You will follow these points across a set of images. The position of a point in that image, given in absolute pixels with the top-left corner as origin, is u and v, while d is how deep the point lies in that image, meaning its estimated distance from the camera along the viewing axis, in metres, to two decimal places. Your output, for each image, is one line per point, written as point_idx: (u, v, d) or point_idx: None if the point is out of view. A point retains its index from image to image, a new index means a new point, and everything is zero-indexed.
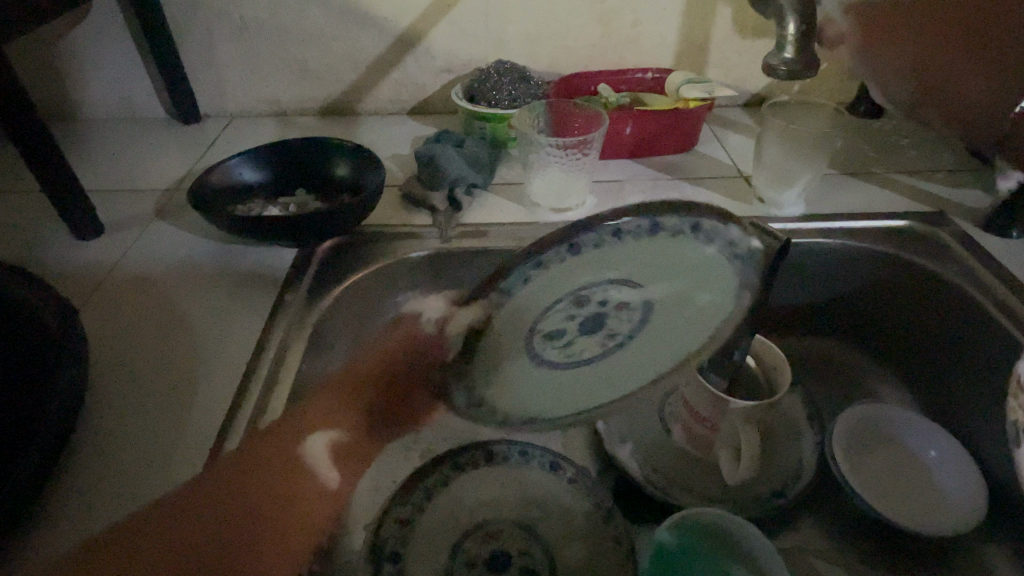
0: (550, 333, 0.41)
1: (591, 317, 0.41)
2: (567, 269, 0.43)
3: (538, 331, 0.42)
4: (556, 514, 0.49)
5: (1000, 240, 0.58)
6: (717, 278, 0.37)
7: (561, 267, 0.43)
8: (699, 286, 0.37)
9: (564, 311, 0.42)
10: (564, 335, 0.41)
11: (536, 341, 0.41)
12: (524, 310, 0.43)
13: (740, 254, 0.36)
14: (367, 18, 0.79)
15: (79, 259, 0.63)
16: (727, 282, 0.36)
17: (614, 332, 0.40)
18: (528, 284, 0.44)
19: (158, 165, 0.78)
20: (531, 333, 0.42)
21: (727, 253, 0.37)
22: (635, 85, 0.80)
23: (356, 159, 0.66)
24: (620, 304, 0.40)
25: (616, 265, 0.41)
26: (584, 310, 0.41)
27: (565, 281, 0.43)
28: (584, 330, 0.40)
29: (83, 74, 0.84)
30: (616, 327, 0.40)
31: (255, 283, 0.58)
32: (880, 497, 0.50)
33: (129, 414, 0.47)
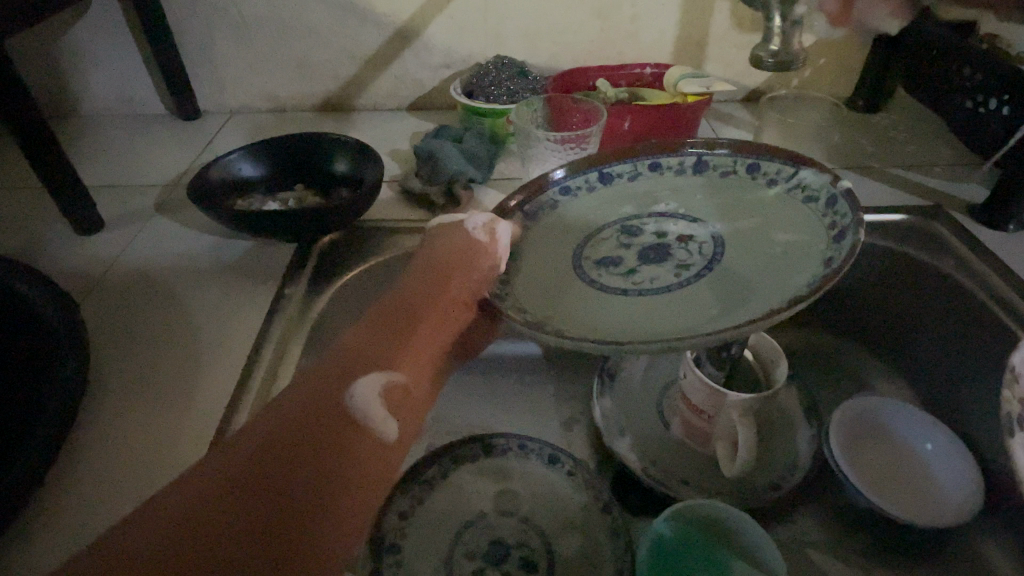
0: (605, 258, 0.45)
1: (648, 247, 0.45)
2: (614, 192, 0.50)
3: (591, 254, 0.45)
4: (554, 507, 0.49)
5: (996, 233, 0.58)
6: (786, 212, 0.43)
7: (592, 197, 0.50)
8: (771, 221, 0.43)
9: (617, 240, 0.46)
10: (625, 262, 0.44)
11: (593, 266, 0.44)
12: (566, 235, 0.47)
13: (808, 188, 0.42)
14: (366, 14, 0.79)
15: (82, 255, 0.63)
16: (792, 214, 0.42)
17: (683, 263, 0.43)
18: (573, 201, 0.50)
19: (159, 161, 0.78)
20: (586, 257, 0.45)
21: (789, 189, 0.44)
22: (634, 80, 0.80)
23: (355, 154, 0.66)
24: (680, 237, 0.45)
25: (660, 201, 0.48)
26: (639, 240, 0.46)
27: (608, 211, 0.49)
28: (648, 256, 0.45)
29: (84, 70, 0.85)
30: (681, 255, 0.44)
31: (257, 278, 0.59)
32: (875, 485, 0.50)
33: (131, 408, 0.47)
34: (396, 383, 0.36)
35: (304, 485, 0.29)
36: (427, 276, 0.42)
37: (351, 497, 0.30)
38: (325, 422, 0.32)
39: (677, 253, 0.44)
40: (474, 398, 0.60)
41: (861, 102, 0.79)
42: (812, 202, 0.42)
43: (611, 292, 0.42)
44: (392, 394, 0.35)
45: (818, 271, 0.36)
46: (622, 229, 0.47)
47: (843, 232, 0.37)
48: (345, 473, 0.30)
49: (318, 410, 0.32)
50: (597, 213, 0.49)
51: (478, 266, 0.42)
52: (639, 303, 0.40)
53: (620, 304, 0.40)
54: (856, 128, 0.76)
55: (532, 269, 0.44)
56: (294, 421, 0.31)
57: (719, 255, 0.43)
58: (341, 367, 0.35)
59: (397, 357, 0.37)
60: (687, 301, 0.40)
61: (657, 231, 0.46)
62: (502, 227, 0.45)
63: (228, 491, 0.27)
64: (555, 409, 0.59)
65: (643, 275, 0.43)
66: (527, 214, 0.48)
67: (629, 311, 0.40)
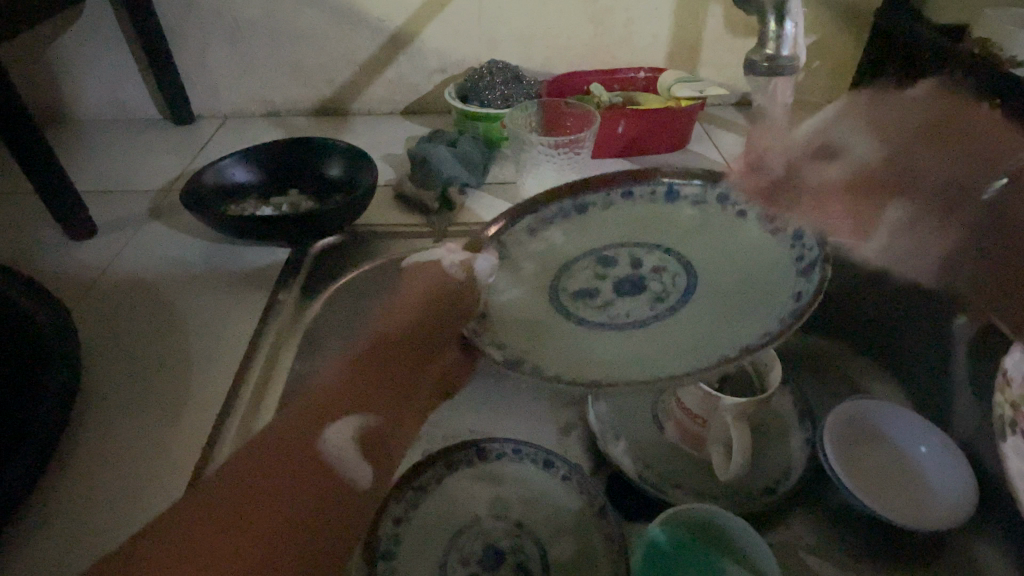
0: (580, 291, 0.44)
1: (624, 278, 0.45)
2: (586, 223, 0.49)
3: (566, 287, 0.45)
4: (549, 512, 0.49)
5: None
6: (758, 247, 0.44)
7: (566, 225, 0.49)
8: (742, 254, 0.44)
9: (591, 271, 0.45)
10: (601, 294, 0.44)
11: (569, 299, 0.43)
12: (545, 263, 0.47)
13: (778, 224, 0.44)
14: (361, 19, 0.79)
15: (73, 260, 0.63)
16: (764, 248, 0.43)
17: (660, 296, 0.43)
18: (546, 230, 0.49)
19: (153, 166, 0.78)
20: (563, 289, 0.44)
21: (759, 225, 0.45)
22: (628, 84, 0.80)
23: (348, 159, 0.66)
24: (654, 268, 0.45)
25: (631, 230, 0.48)
26: (616, 269, 0.45)
27: (582, 241, 0.48)
28: (625, 287, 0.44)
29: (77, 75, 0.84)
30: (656, 286, 0.43)
31: (250, 283, 0.59)
32: (871, 492, 0.50)
33: (122, 414, 0.47)
34: (372, 426, 0.37)
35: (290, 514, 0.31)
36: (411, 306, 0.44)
37: (313, 535, 0.31)
38: (298, 460, 0.33)
39: (654, 285, 0.44)
40: (470, 403, 0.60)
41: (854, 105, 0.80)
42: (779, 234, 0.44)
43: (590, 326, 0.41)
44: (366, 438, 0.36)
45: (793, 303, 0.37)
46: (599, 260, 0.46)
47: (811, 266, 0.38)
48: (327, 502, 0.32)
49: (288, 453, 0.33)
50: (570, 244, 0.48)
51: (460, 297, 0.43)
52: (622, 331, 0.40)
53: (600, 339, 0.40)
54: None
55: (514, 299, 0.44)
56: (267, 464, 0.33)
57: (693, 285, 0.43)
58: (317, 408, 0.36)
59: (375, 399, 0.38)
60: (670, 333, 0.39)
61: (634, 263, 0.45)
62: (480, 260, 0.45)
63: (190, 534, 0.30)
64: (551, 413, 0.59)
65: (620, 311, 0.42)
66: (503, 245, 0.48)
67: (609, 343, 0.39)
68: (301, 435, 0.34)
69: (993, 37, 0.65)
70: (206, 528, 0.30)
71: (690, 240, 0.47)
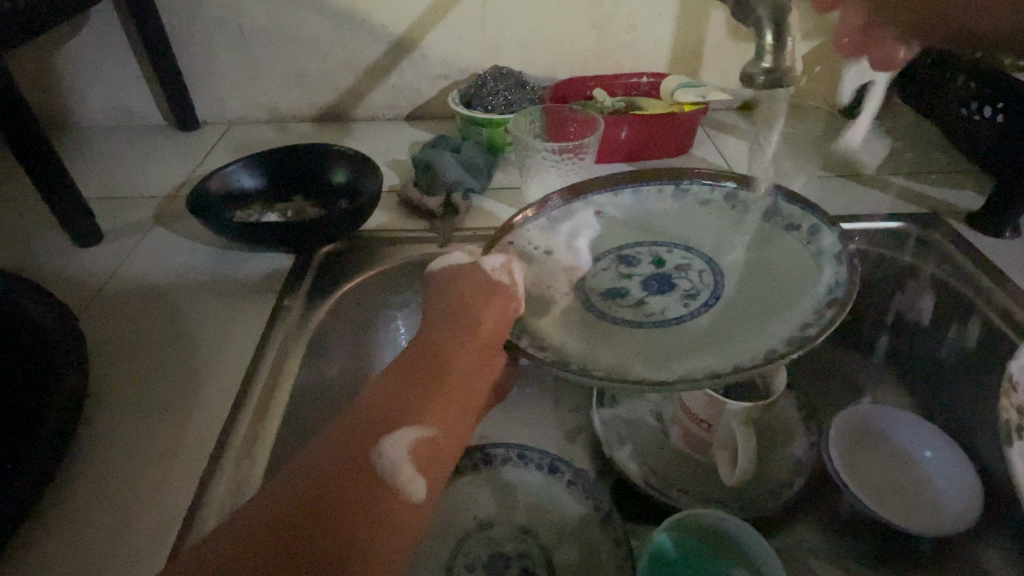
0: (611, 291, 0.48)
1: (650, 278, 0.49)
2: (604, 225, 0.53)
3: (599, 289, 0.48)
4: (554, 516, 0.49)
5: (994, 240, 0.60)
6: (766, 244, 0.49)
7: (586, 229, 0.53)
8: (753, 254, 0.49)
9: (618, 272, 0.50)
10: (632, 293, 0.48)
11: (604, 300, 0.47)
12: (573, 267, 0.50)
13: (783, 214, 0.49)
14: (364, 25, 0.79)
15: (80, 267, 0.63)
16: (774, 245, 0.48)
17: (688, 293, 0.47)
18: (567, 235, 0.52)
19: (159, 172, 0.78)
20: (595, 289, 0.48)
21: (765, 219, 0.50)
22: (630, 89, 0.80)
23: (354, 165, 0.66)
24: (678, 267, 0.50)
25: (648, 231, 0.53)
26: (642, 269, 0.50)
27: (602, 244, 0.52)
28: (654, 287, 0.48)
29: (82, 82, 0.85)
30: (684, 284, 0.48)
31: (256, 290, 0.59)
32: (877, 497, 0.50)
33: (129, 421, 0.47)
34: (428, 438, 0.36)
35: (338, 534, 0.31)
36: (453, 314, 0.42)
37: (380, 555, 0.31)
38: (345, 478, 0.33)
39: (682, 282, 0.48)
40: None
41: (857, 110, 0.81)
42: (793, 229, 0.48)
43: (628, 325, 0.45)
44: (420, 448, 0.35)
45: (821, 302, 0.41)
46: (626, 261, 0.51)
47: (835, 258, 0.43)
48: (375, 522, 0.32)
49: (340, 467, 0.33)
50: (592, 247, 0.52)
51: (499, 304, 0.43)
52: (656, 332, 0.44)
53: (644, 337, 0.44)
54: (852, 139, 0.77)
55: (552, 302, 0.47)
56: (311, 484, 0.32)
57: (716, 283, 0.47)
58: (369, 416, 0.36)
59: (423, 407, 0.37)
60: (705, 338, 0.42)
61: (659, 263, 0.50)
62: (516, 268, 0.46)
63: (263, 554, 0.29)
64: (556, 418, 0.59)
65: (655, 307, 0.46)
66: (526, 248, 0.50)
67: (650, 345, 0.43)
68: (356, 448, 0.34)
69: None
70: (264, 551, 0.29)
71: (704, 237, 0.51)
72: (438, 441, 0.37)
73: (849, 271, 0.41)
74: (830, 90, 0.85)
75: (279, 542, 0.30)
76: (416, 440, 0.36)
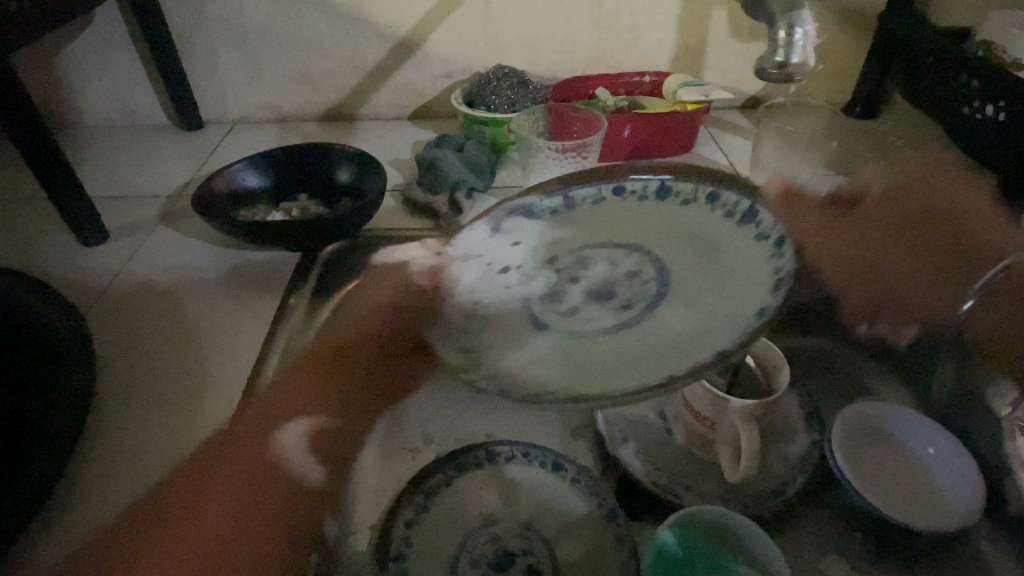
0: (553, 293, 0.48)
1: (598, 281, 0.48)
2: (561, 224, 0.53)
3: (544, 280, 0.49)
4: (558, 514, 0.49)
5: (995, 239, 0.60)
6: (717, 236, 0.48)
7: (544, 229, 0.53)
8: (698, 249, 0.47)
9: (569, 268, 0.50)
10: (574, 296, 0.47)
11: (545, 301, 0.47)
12: (522, 266, 0.51)
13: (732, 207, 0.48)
14: (367, 24, 0.80)
15: (85, 266, 0.64)
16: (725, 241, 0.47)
17: (629, 299, 0.46)
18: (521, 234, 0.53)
19: (163, 172, 0.78)
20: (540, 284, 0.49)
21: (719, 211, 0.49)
22: (633, 88, 0.80)
23: (357, 164, 0.66)
24: (631, 271, 0.48)
25: (608, 233, 0.52)
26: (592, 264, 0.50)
27: (558, 245, 0.52)
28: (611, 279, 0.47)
29: (86, 81, 0.85)
30: (630, 290, 0.47)
31: (261, 290, 0.59)
32: (881, 494, 0.50)
33: (136, 419, 0.47)
34: (318, 426, 0.48)
35: (231, 530, 0.40)
36: (378, 310, 0.55)
37: (278, 544, 0.42)
38: (259, 473, 0.43)
39: (627, 288, 0.47)
40: None
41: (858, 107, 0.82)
42: (761, 238, 0.46)
43: (560, 329, 0.44)
44: (313, 435, 0.47)
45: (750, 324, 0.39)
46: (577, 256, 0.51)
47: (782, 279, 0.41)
48: (236, 518, 0.40)
49: (272, 459, 0.44)
50: (545, 247, 0.52)
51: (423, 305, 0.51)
52: (587, 338, 0.44)
53: (568, 342, 0.43)
54: (854, 138, 0.78)
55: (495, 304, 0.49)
56: (217, 479, 0.42)
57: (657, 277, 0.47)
58: (267, 408, 0.47)
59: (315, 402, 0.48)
60: (631, 345, 0.42)
61: (609, 265, 0.49)
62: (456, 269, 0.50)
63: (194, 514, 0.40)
64: (559, 417, 0.59)
65: (591, 313, 0.46)
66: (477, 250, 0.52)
67: (577, 352, 0.42)
68: (260, 438, 0.45)
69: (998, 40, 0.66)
70: (189, 528, 0.39)
71: (667, 241, 0.50)
72: (324, 426, 0.48)
73: (786, 291, 0.41)
74: (832, 90, 0.85)
75: (200, 537, 0.39)
76: (311, 428, 0.47)
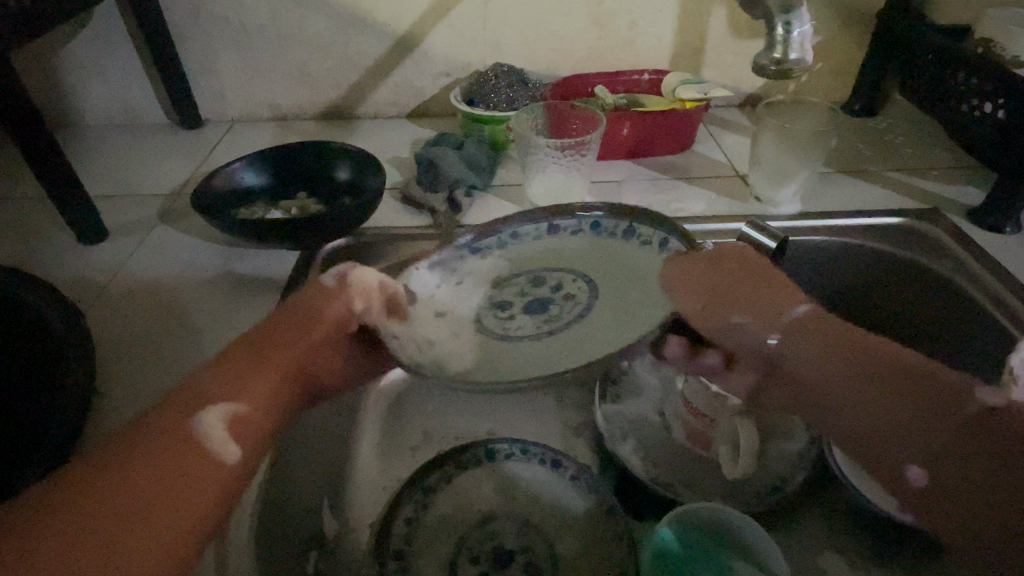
0: (498, 304, 0.54)
1: (540, 298, 0.53)
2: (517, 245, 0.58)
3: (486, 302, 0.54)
4: (558, 511, 0.50)
5: (994, 236, 0.60)
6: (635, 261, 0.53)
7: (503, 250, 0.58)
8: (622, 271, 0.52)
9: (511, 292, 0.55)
10: (511, 308, 0.53)
11: (486, 311, 0.53)
12: (478, 280, 0.56)
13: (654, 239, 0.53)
14: (367, 23, 0.80)
15: (85, 264, 0.64)
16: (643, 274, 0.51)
17: (554, 316, 0.51)
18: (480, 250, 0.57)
19: (163, 170, 0.79)
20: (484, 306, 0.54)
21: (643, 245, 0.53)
22: (632, 86, 0.81)
23: (357, 162, 0.66)
24: (567, 294, 0.53)
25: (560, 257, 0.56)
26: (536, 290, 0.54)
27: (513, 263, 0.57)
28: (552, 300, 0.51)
29: (85, 80, 0.85)
30: (558, 309, 0.52)
31: (260, 288, 0.59)
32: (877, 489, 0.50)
33: (137, 416, 0.48)
34: (240, 415, 0.42)
35: (125, 523, 0.34)
36: (307, 301, 0.49)
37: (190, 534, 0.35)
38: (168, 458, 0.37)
39: (557, 308, 0.52)
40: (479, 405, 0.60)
41: (858, 106, 0.82)
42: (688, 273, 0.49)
43: (488, 336, 0.51)
44: (232, 424, 0.41)
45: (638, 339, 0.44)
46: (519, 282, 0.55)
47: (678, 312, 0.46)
48: (144, 506, 0.35)
49: (184, 446, 0.38)
50: (499, 265, 0.57)
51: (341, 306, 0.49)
52: (509, 347, 0.49)
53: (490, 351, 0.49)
54: (854, 136, 0.78)
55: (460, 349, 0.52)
56: (116, 464, 0.36)
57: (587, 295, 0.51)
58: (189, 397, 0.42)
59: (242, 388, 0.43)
60: (544, 354, 0.48)
61: (551, 285, 0.54)
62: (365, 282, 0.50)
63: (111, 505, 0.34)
64: (559, 415, 0.60)
65: (519, 324, 0.51)
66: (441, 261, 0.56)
67: (499, 359, 0.48)
68: (180, 421, 0.39)
69: (997, 37, 0.66)
70: (86, 511, 0.33)
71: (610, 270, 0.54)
72: (251, 417, 0.42)
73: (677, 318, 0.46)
74: (831, 87, 0.85)
75: (86, 528, 0.33)
76: (230, 416, 0.41)
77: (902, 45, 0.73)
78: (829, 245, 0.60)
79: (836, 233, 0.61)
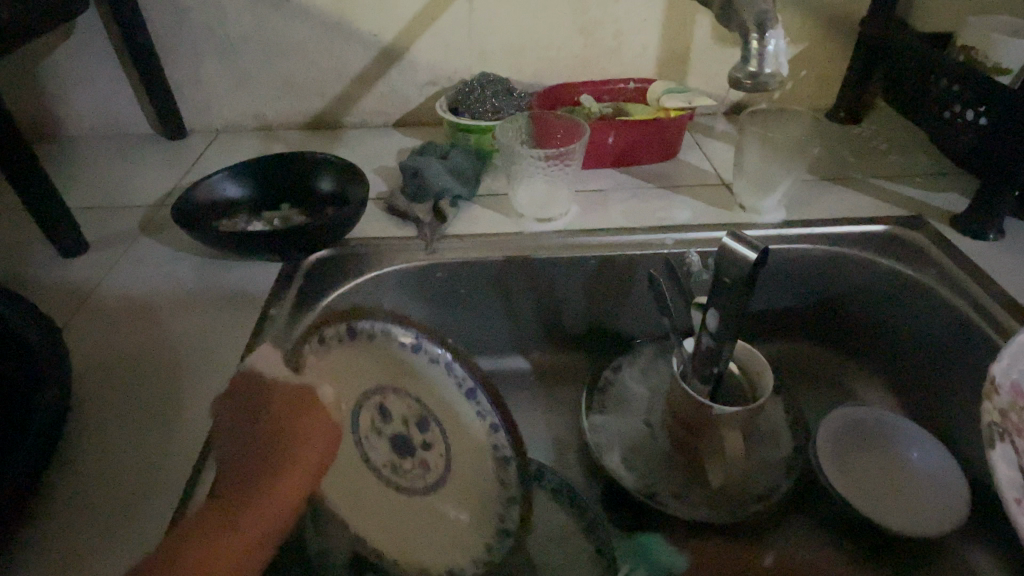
0: (377, 440, 0.48)
1: (397, 437, 0.48)
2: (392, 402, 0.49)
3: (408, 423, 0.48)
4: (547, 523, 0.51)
5: (976, 243, 0.61)
6: (478, 474, 0.48)
7: (394, 360, 0.49)
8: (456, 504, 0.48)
9: (424, 352, 0.48)
10: (381, 459, 0.48)
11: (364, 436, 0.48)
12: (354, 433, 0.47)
13: (507, 475, 0.47)
14: (352, 33, 0.80)
15: (65, 278, 0.63)
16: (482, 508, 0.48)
17: (400, 457, 0.48)
18: (373, 417, 0.48)
19: (146, 182, 0.78)
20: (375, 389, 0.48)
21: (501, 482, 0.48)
22: (617, 95, 0.81)
23: (340, 173, 0.66)
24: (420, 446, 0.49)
25: (426, 397, 0.49)
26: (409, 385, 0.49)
27: (395, 397, 0.49)
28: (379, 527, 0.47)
29: (68, 91, 0.84)
30: (409, 457, 0.49)
31: (242, 300, 0.58)
32: (867, 495, 0.51)
33: (114, 432, 0.47)
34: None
35: None
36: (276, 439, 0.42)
37: None
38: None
39: (407, 462, 0.48)
40: None
41: (842, 113, 0.83)
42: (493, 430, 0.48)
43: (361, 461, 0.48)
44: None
45: (414, 419, 0.49)
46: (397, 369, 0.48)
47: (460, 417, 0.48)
48: None
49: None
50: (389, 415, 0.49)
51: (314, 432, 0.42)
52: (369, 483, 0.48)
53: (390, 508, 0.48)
54: (838, 144, 0.78)
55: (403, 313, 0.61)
56: None
57: (449, 460, 0.49)
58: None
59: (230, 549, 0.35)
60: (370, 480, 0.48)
61: (415, 441, 0.49)
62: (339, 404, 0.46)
63: None
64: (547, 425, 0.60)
65: (376, 445, 0.48)
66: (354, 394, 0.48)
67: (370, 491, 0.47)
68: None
69: (977, 45, 0.67)
70: None
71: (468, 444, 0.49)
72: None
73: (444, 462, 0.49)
74: (815, 95, 0.86)
75: None
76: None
77: (886, 54, 0.74)
78: (815, 253, 0.60)
79: (821, 241, 0.61)
